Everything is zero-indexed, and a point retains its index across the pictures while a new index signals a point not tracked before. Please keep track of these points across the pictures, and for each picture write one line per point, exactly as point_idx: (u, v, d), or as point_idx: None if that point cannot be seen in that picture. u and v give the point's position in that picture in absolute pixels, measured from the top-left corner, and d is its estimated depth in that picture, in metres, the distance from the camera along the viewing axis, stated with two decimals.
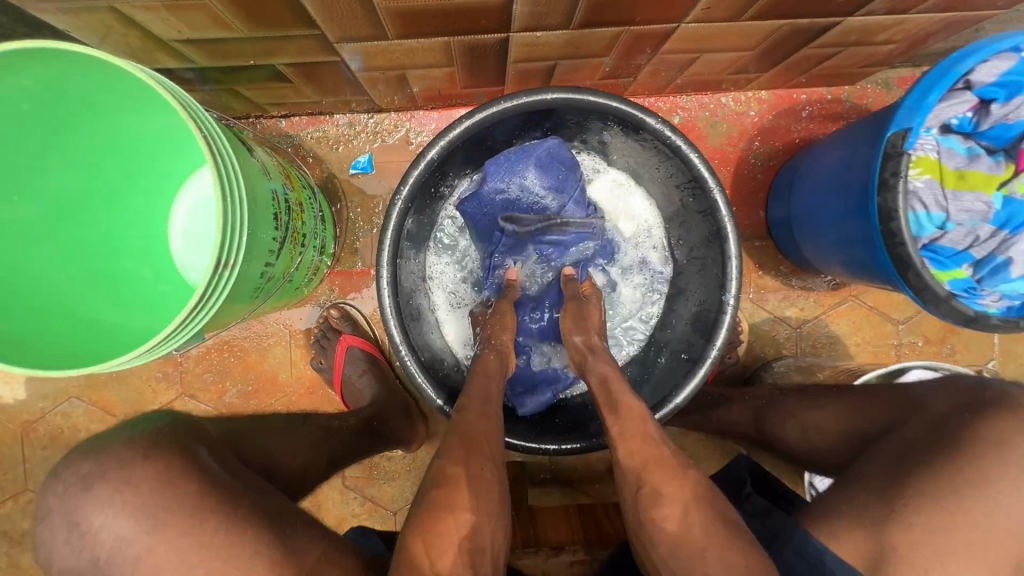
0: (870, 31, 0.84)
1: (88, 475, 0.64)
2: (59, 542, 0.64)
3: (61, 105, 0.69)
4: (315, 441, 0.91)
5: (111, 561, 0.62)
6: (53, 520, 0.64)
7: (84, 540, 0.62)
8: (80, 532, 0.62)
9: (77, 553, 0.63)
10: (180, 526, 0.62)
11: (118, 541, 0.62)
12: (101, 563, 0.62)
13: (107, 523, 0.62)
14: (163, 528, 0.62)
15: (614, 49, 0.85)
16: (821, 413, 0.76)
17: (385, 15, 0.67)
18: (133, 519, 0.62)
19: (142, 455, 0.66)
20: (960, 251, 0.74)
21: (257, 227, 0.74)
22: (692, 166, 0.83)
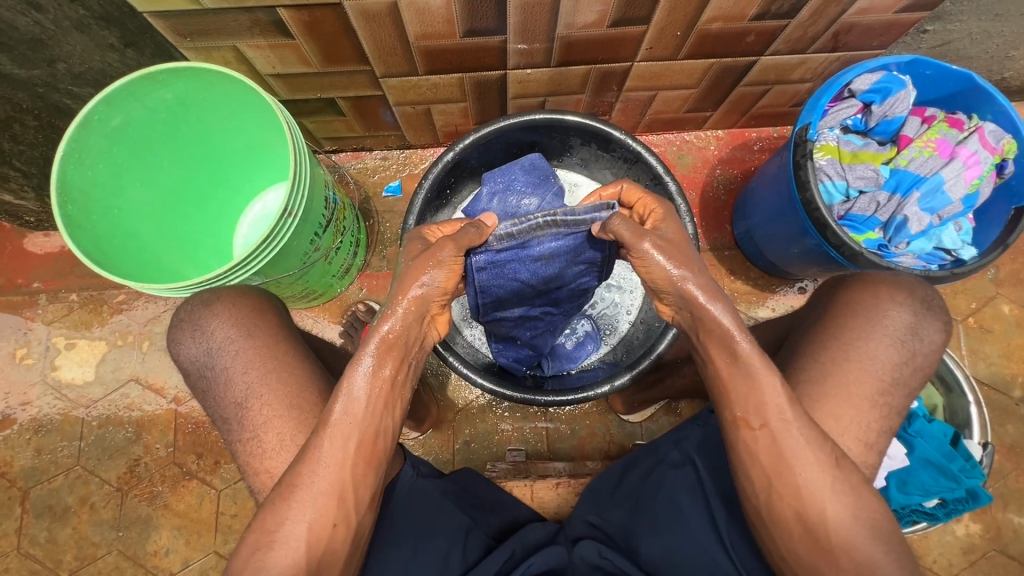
0: (784, 69, 1.09)
1: (208, 298, 0.84)
2: (183, 338, 0.82)
3: (182, 118, 0.98)
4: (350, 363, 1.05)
5: (220, 353, 0.81)
6: (179, 326, 0.83)
7: (202, 338, 0.81)
8: (202, 330, 0.81)
9: (196, 347, 0.81)
10: (268, 338, 0.81)
11: (226, 340, 0.81)
12: (213, 354, 0.80)
13: (220, 327, 0.81)
14: (258, 337, 0.81)
15: (587, 86, 1.12)
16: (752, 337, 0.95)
17: (416, 53, 0.96)
18: (238, 327, 0.81)
19: (243, 290, 0.85)
20: (869, 217, 0.92)
21: (313, 201, 0.98)
22: (650, 165, 1.05)
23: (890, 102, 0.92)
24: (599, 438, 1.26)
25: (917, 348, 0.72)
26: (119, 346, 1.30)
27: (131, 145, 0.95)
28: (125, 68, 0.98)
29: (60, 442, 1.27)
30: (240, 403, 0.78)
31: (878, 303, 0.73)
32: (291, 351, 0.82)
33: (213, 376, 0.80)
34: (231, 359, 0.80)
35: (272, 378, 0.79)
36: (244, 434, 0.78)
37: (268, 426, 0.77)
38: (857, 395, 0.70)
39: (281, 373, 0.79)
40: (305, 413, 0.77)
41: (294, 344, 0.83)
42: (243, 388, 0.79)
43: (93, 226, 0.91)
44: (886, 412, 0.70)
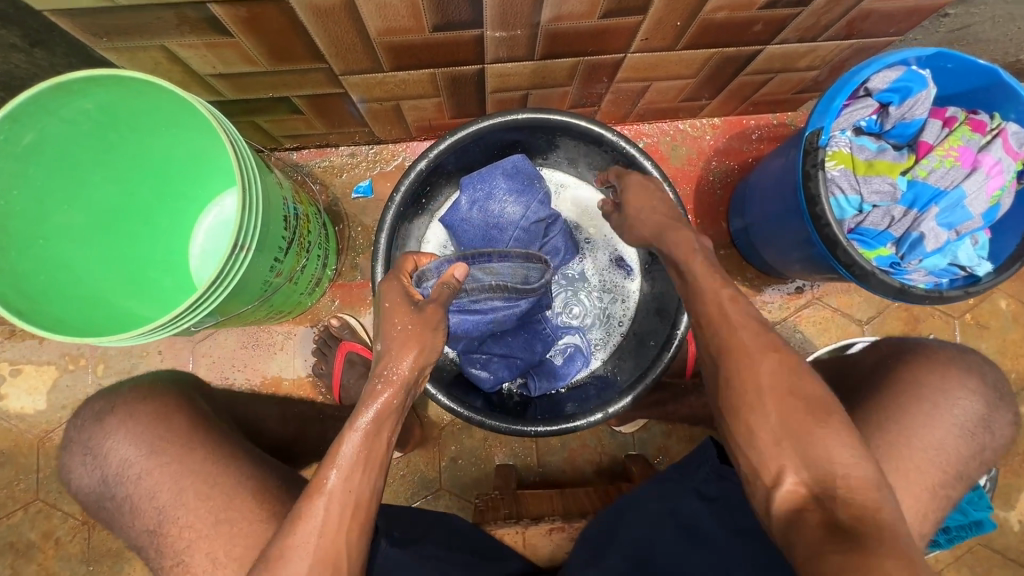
0: (791, 57, 0.99)
1: (99, 411, 0.80)
2: (76, 464, 0.79)
3: (109, 128, 0.84)
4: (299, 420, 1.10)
5: (120, 480, 0.77)
6: (69, 449, 0.80)
7: (96, 464, 0.78)
8: (91, 454, 0.78)
9: (90, 473, 0.78)
10: (175, 453, 0.76)
11: (124, 464, 0.77)
12: (109, 480, 0.76)
13: (112, 448, 0.77)
14: (162, 453, 0.76)
15: (575, 78, 1.00)
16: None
17: (380, 49, 0.83)
18: (132, 444, 0.77)
19: (144, 396, 0.81)
20: (882, 232, 0.84)
21: (269, 226, 0.86)
22: (646, 171, 0.96)
23: (910, 103, 0.83)
24: (591, 450, 1.22)
25: (985, 438, 0.72)
26: (71, 371, 1.20)
27: (50, 165, 0.82)
28: (36, 69, 0.83)
29: (15, 476, 1.18)
30: (154, 531, 0.74)
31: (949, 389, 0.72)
32: (209, 458, 0.77)
33: (115, 505, 0.77)
34: (131, 484, 0.76)
35: (186, 496, 0.74)
36: (166, 562, 0.73)
37: (192, 549, 0.72)
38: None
39: (198, 487, 0.74)
40: (236, 523, 0.72)
41: (208, 441, 0.79)
42: (153, 514, 0.74)
43: (14, 264, 0.79)
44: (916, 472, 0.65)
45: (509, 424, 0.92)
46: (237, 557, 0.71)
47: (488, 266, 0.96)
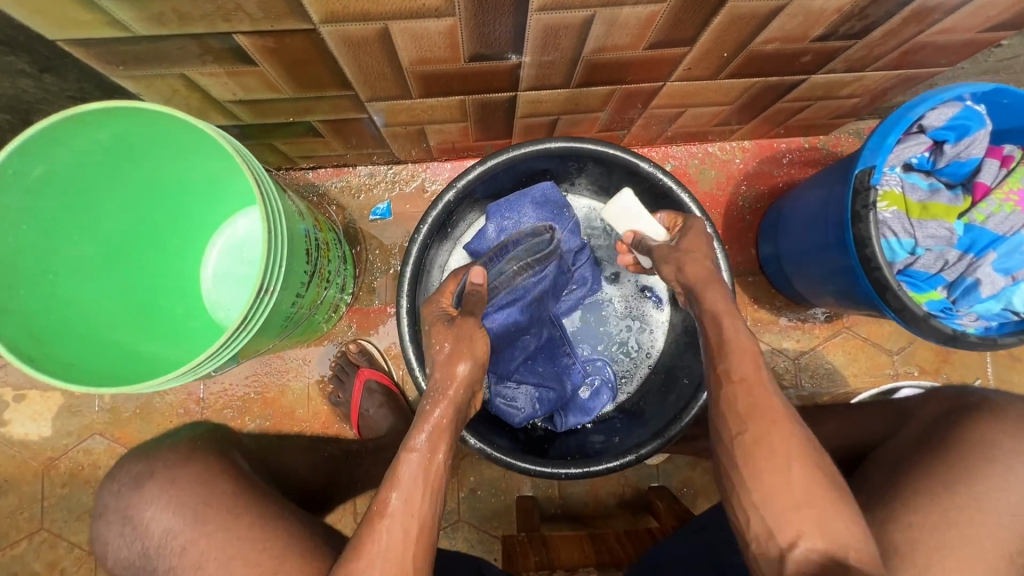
0: (834, 86, 0.95)
1: (138, 474, 0.73)
2: (111, 532, 0.71)
3: (125, 157, 0.80)
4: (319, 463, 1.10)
5: (161, 552, 0.69)
6: (105, 515, 0.73)
7: (135, 533, 0.70)
8: (132, 525, 0.70)
9: (128, 546, 0.71)
10: (217, 519, 0.69)
11: (166, 535, 0.69)
12: (153, 554, 0.69)
13: (156, 517, 0.69)
14: (207, 521, 0.69)
15: (608, 104, 0.96)
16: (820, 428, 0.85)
17: (410, 78, 0.78)
18: (181, 513, 0.69)
19: (185, 456, 0.75)
20: (933, 275, 0.81)
21: (292, 260, 0.82)
22: (683, 203, 0.93)
23: (967, 142, 0.79)
24: (613, 482, 1.18)
25: None
26: (77, 396, 1.16)
27: (58, 196, 0.77)
28: (45, 95, 0.79)
29: (19, 505, 1.14)
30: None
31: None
32: (257, 524, 0.69)
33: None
34: (178, 558, 0.68)
35: (231, 566, 0.65)
36: None
37: None
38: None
39: (244, 555, 0.66)
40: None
41: (258, 505, 0.71)
42: None
43: (21, 303, 0.73)
44: None
45: (534, 466, 0.88)
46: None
47: (511, 255, 0.97)
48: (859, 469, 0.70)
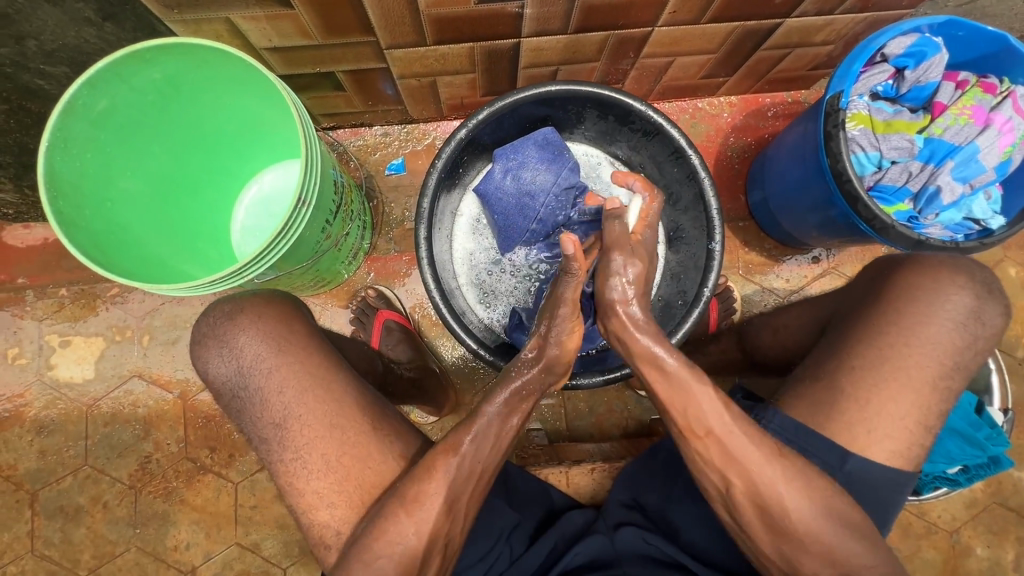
0: (807, 31, 1.05)
1: (231, 309, 0.79)
2: (208, 357, 0.77)
3: (174, 98, 0.90)
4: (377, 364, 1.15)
5: (253, 373, 0.76)
6: (203, 342, 0.78)
7: (231, 356, 0.76)
8: (231, 346, 0.76)
9: (226, 366, 0.76)
10: (300, 351, 0.76)
11: (256, 358, 0.76)
12: (245, 373, 0.75)
13: (249, 342, 0.76)
14: (290, 351, 0.76)
15: (603, 53, 1.06)
16: (788, 316, 0.93)
17: (426, 22, 0.89)
18: (269, 341, 0.76)
19: (267, 300, 0.81)
20: (900, 187, 0.89)
21: (323, 187, 0.91)
22: (673, 138, 1.02)
23: (924, 67, 0.88)
24: (617, 415, 1.26)
25: (980, 332, 0.70)
26: (118, 342, 1.25)
27: (117, 131, 0.87)
28: (104, 44, 0.89)
29: (65, 443, 1.22)
30: (279, 424, 0.74)
31: (941, 287, 0.70)
32: (325, 363, 0.77)
33: (247, 397, 0.75)
34: (265, 378, 0.74)
35: (309, 396, 0.74)
36: (287, 456, 0.73)
37: (312, 447, 0.72)
38: (901, 368, 0.69)
39: (319, 388, 0.74)
40: (347, 432, 0.73)
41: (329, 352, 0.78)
42: (280, 409, 0.74)
43: (88, 223, 0.85)
44: (947, 395, 0.69)
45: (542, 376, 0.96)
46: (348, 465, 0.72)
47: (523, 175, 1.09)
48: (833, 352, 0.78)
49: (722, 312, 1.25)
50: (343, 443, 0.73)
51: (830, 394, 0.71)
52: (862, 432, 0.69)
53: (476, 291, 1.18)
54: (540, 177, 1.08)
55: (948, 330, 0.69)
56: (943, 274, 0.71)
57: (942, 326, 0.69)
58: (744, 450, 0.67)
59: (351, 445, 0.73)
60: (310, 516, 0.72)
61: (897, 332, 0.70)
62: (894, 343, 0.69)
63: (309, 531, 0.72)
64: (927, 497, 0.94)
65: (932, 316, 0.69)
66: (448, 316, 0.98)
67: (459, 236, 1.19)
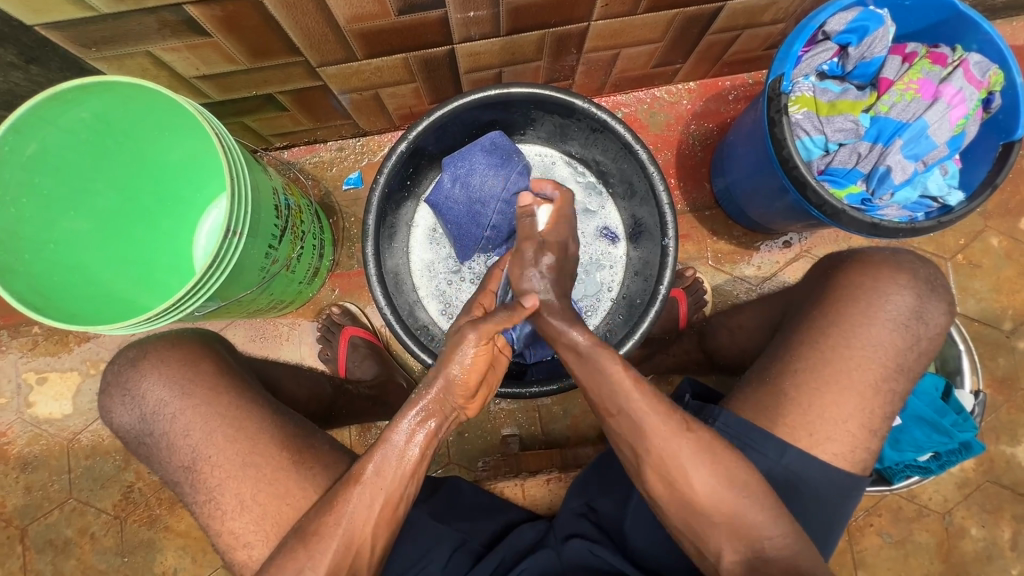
0: (753, 12, 1.01)
1: (135, 356, 0.81)
2: (114, 406, 0.80)
3: (108, 135, 0.90)
4: (321, 389, 1.11)
5: (156, 418, 0.78)
6: (108, 392, 0.81)
7: (135, 403, 0.79)
8: (133, 395, 0.78)
9: (131, 413, 0.79)
10: (205, 393, 0.77)
11: (160, 404, 0.78)
12: (148, 419, 0.78)
13: (150, 389, 0.78)
14: (194, 393, 0.77)
15: (544, 52, 1.04)
16: (742, 317, 0.90)
17: (351, 38, 0.87)
18: (169, 387, 0.78)
19: (172, 342, 0.82)
20: (851, 169, 0.86)
21: (260, 215, 0.91)
22: (619, 134, 0.99)
23: (868, 42, 0.85)
24: (592, 415, 1.24)
25: (921, 331, 0.69)
26: (92, 375, 1.26)
27: (55, 173, 0.87)
28: (34, 86, 0.89)
29: (49, 478, 1.25)
30: (189, 467, 0.76)
31: (880, 286, 0.69)
32: (236, 402, 0.78)
33: (153, 442, 0.78)
34: (169, 423, 0.77)
35: (217, 437, 0.75)
36: (200, 497, 0.75)
37: (224, 487, 0.74)
38: (846, 371, 0.67)
39: (228, 428, 0.76)
40: (261, 469, 0.74)
41: (239, 390, 0.80)
42: (188, 452, 0.76)
43: (28, 267, 0.85)
44: (892, 398, 0.67)
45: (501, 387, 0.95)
46: (264, 503, 0.73)
47: (470, 182, 1.07)
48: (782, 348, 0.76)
49: (691, 304, 1.23)
50: (256, 477, 0.74)
51: (777, 398, 0.69)
52: (807, 436, 0.67)
53: (437, 302, 1.17)
54: (488, 184, 1.07)
55: (886, 332, 0.68)
56: (886, 275, 0.70)
57: (883, 328, 0.68)
58: (687, 462, 0.66)
59: (264, 477, 0.74)
60: (232, 555, 0.73)
61: (835, 334, 0.69)
62: (833, 344, 0.68)
63: (232, 569, 0.73)
64: (898, 486, 0.92)
65: (872, 318, 0.68)
66: (401, 333, 0.97)
67: (417, 248, 1.18)
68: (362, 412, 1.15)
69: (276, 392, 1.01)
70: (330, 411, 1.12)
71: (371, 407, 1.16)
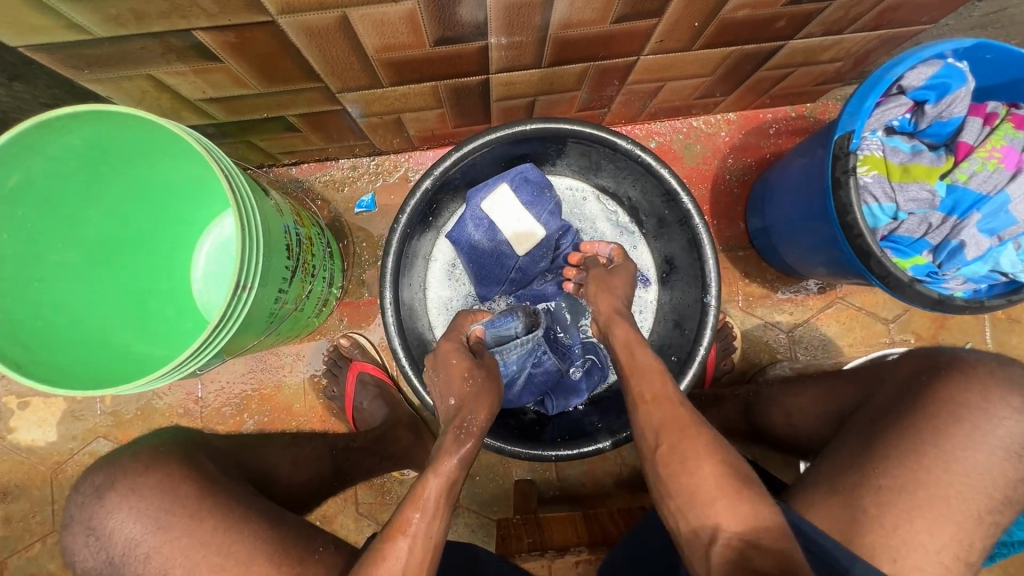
0: (813, 52, 0.93)
1: (100, 485, 0.74)
2: (79, 545, 0.74)
3: (102, 162, 0.80)
4: (319, 458, 0.98)
5: (127, 559, 0.71)
6: (72, 528, 0.75)
7: (101, 544, 0.72)
8: (97, 535, 0.72)
9: (99, 554, 0.73)
10: (182, 524, 0.71)
11: (129, 543, 0.71)
12: (118, 560, 0.71)
13: (118, 527, 0.71)
14: (169, 527, 0.71)
15: (584, 83, 0.95)
16: (801, 398, 0.85)
17: (378, 66, 0.78)
18: (141, 521, 0.71)
19: (146, 464, 0.75)
20: (918, 239, 0.80)
21: (272, 259, 0.82)
22: (663, 179, 0.91)
23: (948, 101, 0.77)
24: (610, 462, 1.19)
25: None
26: (79, 401, 1.18)
27: (40, 206, 0.78)
28: (18, 102, 0.79)
29: (31, 509, 1.17)
30: None
31: (975, 393, 0.62)
32: (216, 528, 0.71)
33: None
34: (142, 565, 0.70)
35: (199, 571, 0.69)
36: None
37: None
38: (939, 495, 0.59)
39: (209, 560, 0.70)
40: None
41: (218, 509, 0.73)
42: None
43: (11, 312, 0.76)
44: (994, 531, 0.59)
45: (524, 449, 0.89)
46: None
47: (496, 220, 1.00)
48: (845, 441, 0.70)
49: (719, 350, 1.18)
50: None
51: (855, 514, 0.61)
52: None
53: None
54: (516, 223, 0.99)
55: (996, 458, 0.60)
56: (998, 394, 0.62)
57: (987, 452, 0.60)
58: None
59: None
60: None
61: (936, 455, 0.60)
62: (933, 469, 0.60)
63: None
64: None
65: (977, 441, 0.60)
66: (420, 387, 0.90)
67: (434, 282, 1.11)
68: (369, 470, 1.03)
69: (267, 486, 0.88)
70: (336, 481, 0.98)
71: (379, 463, 1.04)
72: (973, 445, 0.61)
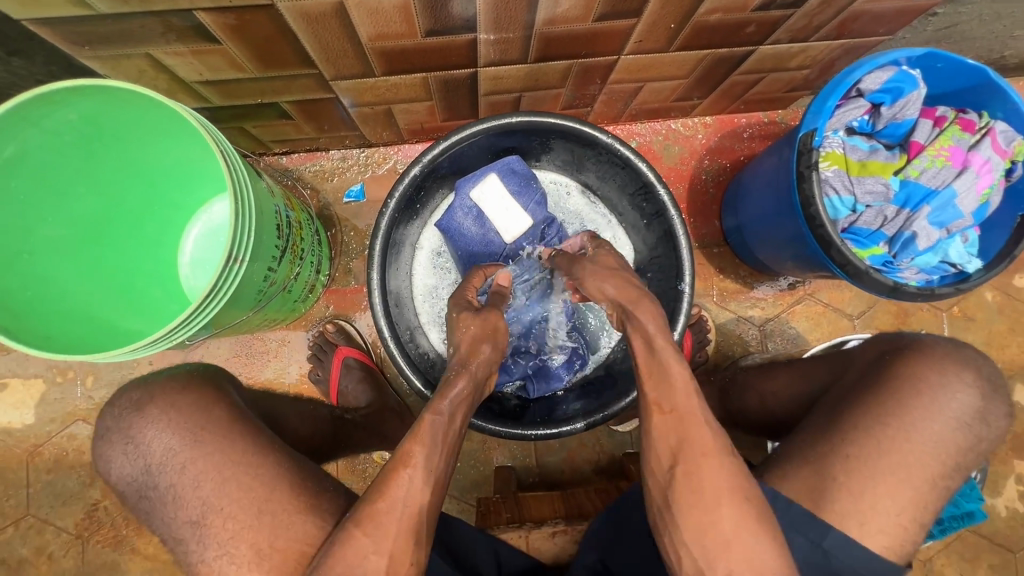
0: (781, 58, 1.00)
1: (138, 399, 0.77)
2: (114, 454, 0.76)
3: (96, 138, 0.82)
4: (319, 418, 1.04)
5: (162, 469, 0.73)
6: (108, 438, 0.76)
7: (138, 452, 0.74)
8: (136, 443, 0.74)
9: (133, 464, 0.75)
10: (216, 441, 0.73)
11: (167, 451, 0.73)
12: (154, 470, 0.73)
13: (158, 435, 0.74)
14: (206, 441, 0.73)
15: (568, 80, 1.00)
16: (774, 383, 0.91)
17: (371, 55, 0.82)
18: (181, 433, 0.74)
19: (185, 383, 0.78)
20: (875, 231, 0.86)
21: (262, 237, 0.84)
22: (641, 173, 0.96)
23: (901, 104, 0.84)
24: (588, 449, 1.22)
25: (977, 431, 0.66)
26: (59, 384, 1.17)
27: (33, 178, 0.80)
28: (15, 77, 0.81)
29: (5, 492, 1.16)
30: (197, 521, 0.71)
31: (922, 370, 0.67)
32: (245, 452, 0.73)
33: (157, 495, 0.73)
34: (178, 474, 0.72)
35: (232, 487, 0.71)
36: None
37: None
38: (892, 463, 0.64)
39: (241, 477, 0.71)
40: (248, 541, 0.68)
41: (235, 446, 0.74)
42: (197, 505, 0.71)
43: None
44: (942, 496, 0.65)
45: (504, 427, 0.90)
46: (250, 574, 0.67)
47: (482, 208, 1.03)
48: (808, 418, 0.74)
49: (695, 342, 1.23)
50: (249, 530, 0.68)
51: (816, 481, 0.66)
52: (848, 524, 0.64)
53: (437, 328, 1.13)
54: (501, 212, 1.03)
55: (950, 431, 0.65)
56: (952, 369, 0.68)
57: (936, 424, 0.66)
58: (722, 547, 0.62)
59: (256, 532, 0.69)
60: None
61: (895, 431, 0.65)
62: (888, 441, 0.65)
63: None
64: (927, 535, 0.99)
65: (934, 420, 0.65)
66: (404, 367, 0.92)
67: (420, 270, 1.14)
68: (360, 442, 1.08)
69: (282, 430, 0.95)
70: (331, 445, 1.04)
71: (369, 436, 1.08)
72: (925, 417, 0.66)
